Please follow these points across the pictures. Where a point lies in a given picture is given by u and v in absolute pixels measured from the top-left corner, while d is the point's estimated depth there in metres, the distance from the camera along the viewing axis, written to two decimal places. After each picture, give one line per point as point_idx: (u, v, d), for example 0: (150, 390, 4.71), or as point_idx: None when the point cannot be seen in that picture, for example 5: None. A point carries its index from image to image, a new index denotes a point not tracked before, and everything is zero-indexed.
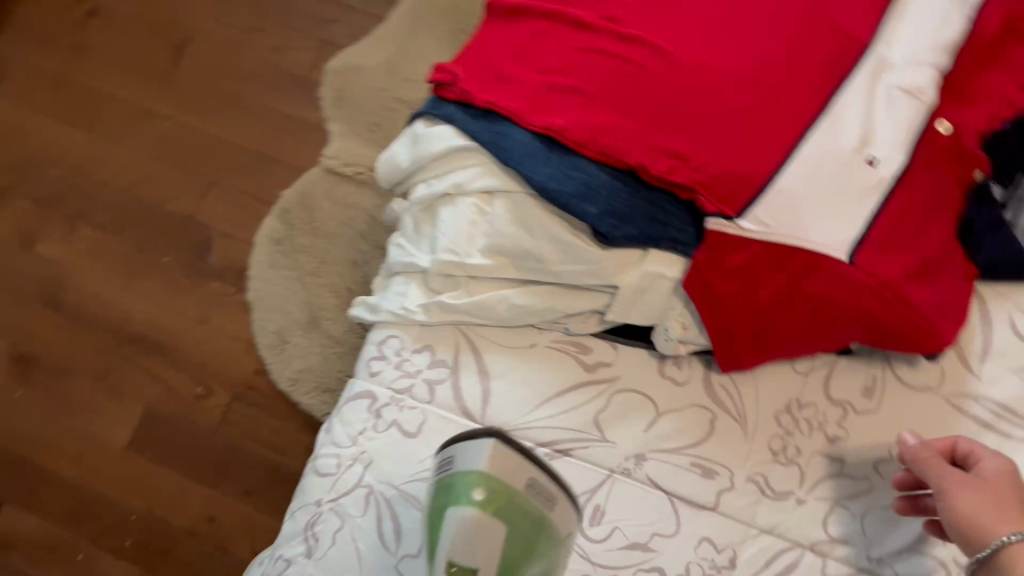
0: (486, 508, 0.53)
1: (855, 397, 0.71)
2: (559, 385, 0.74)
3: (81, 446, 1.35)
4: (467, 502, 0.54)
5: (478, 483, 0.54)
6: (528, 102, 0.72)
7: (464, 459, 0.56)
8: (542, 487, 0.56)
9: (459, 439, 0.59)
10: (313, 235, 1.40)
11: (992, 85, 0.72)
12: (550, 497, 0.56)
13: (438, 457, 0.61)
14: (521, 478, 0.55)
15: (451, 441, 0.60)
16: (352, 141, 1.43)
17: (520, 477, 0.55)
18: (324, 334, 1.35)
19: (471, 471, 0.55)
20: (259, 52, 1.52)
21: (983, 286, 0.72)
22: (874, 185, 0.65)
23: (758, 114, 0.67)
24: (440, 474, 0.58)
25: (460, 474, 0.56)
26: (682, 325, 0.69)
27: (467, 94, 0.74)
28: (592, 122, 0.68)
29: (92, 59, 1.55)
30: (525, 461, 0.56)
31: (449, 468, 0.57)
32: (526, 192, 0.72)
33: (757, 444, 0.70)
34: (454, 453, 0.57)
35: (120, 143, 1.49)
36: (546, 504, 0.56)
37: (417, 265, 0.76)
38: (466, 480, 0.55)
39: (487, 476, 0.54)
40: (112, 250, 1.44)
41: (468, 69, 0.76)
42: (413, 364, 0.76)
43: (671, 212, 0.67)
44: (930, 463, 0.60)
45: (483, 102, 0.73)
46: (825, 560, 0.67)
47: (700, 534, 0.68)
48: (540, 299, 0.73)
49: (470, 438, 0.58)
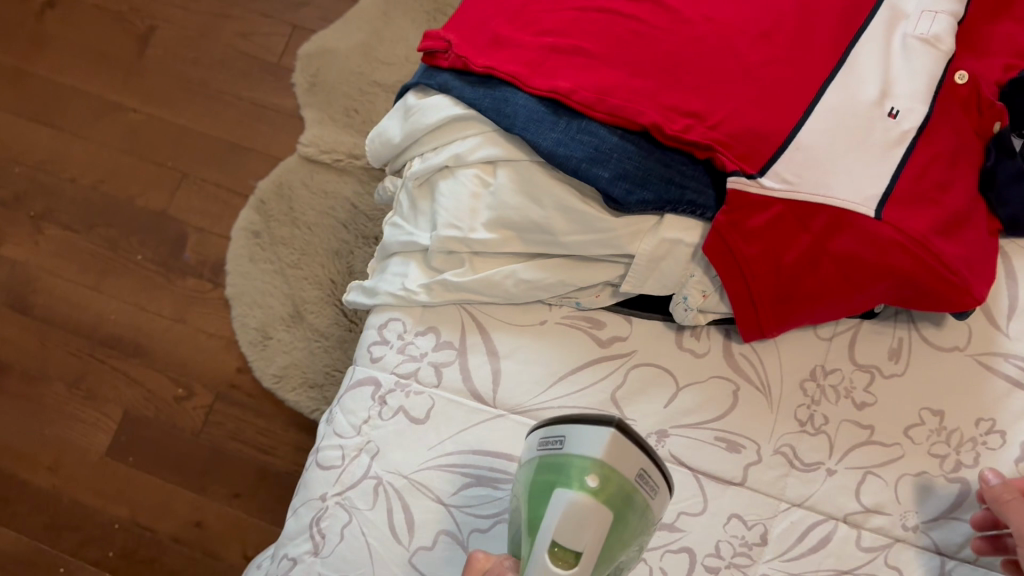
0: (599, 495, 0.51)
1: (881, 361, 0.68)
2: (573, 362, 0.70)
3: (59, 455, 1.29)
4: (579, 487, 0.51)
5: (594, 469, 0.52)
6: (530, 66, 0.68)
7: (578, 442, 0.54)
8: (648, 476, 0.54)
9: (567, 420, 0.57)
10: (292, 226, 1.35)
11: (1004, 34, 0.70)
12: (654, 486, 0.55)
13: (540, 435, 0.59)
14: (634, 467, 0.53)
15: (559, 420, 0.57)
16: (329, 128, 1.39)
17: (634, 464, 0.52)
18: (309, 328, 1.31)
19: (586, 456, 0.52)
20: (227, 38, 1.46)
21: (1006, 242, 0.70)
22: (897, 138, 0.63)
23: (774, 69, 0.64)
24: (549, 453, 0.56)
25: (574, 457, 0.53)
26: (702, 294, 0.66)
27: (464, 60, 0.71)
28: (601, 84, 0.65)
29: (52, 52, 1.48)
30: (638, 450, 0.53)
31: (560, 448, 0.55)
32: (530, 160, 0.68)
33: (783, 414, 0.67)
34: (567, 432, 0.55)
35: (85, 138, 1.43)
36: (649, 493, 0.54)
37: (417, 243, 0.73)
38: (581, 466, 0.52)
39: (605, 463, 0.52)
40: (82, 250, 1.38)
41: (464, 36, 0.73)
42: (417, 347, 0.72)
43: (687, 174, 0.64)
44: (1010, 506, 0.59)
45: (481, 67, 0.70)
46: (859, 531, 0.64)
47: (729, 510, 0.65)
48: (550, 272, 0.69)
49: (586, 419, 0.55)
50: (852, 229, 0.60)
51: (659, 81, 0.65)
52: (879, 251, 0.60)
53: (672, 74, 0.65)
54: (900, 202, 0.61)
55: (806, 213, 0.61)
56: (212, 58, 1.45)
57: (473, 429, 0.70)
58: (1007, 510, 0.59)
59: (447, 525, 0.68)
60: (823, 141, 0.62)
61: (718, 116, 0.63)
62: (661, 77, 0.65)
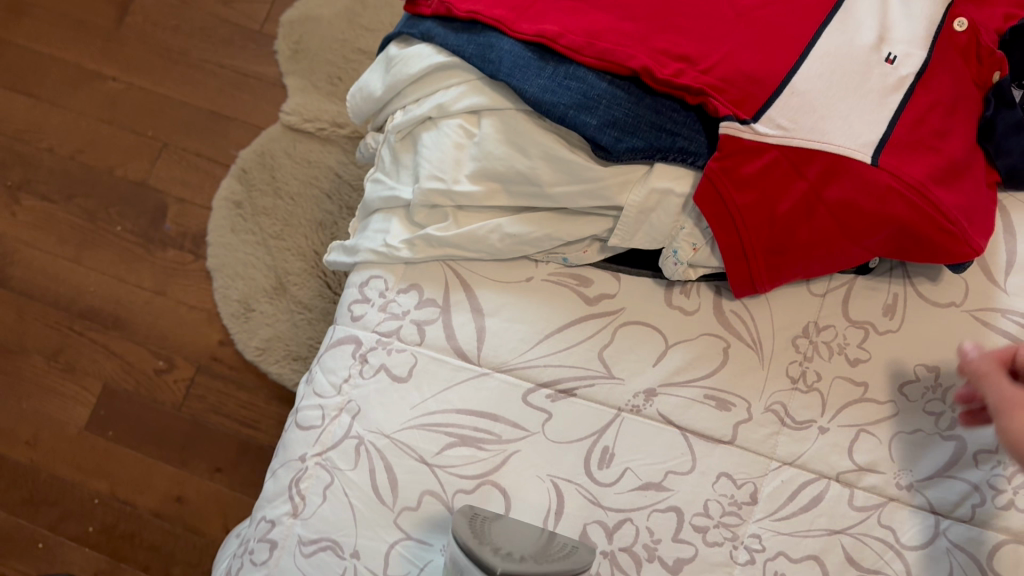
0: None
1: (876, 317, 0.66)
2: (559, 319, 0.68)
3: (37, 429, 1.27)
4: None
5: None
6: (515, 11, 0.66)
7: None
8: None
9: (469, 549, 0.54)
10: (275, 196, 1.32)
11: None
12: None
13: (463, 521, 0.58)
14: None
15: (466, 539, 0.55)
16: (312, 96, 1.36)
17: None
18: (292, 300, 1.28)
19: None
20: (208, 5, 1.43)
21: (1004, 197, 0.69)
22: (893, 84, 0.61)
23: (767, 13, 0.62)
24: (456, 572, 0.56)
25: None
26: (692, 247, 0.64)
27: (447, 6, 0.69)
28: (588, 27, 0.63)
29: (29, 19, 1.44)
30: None
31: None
32: (517, 109, 0.66)
33: (775, 371, 0.66)
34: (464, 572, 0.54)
35: (63, 107, 1.40)
36: None
37: (399, 198, 0.70)
38: None
39: None
40: (60, 221, 1.35)
41: None
42: (399, 305, 0.70)
43: (679, 120, 0.62)
44: (986, 378, 0.54)
45: (465, 12, 0.68)
46: (852, 490, 0.63)
47: (718, 469, 0.64)
48: (535, 225, 0.67)
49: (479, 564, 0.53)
50: (850, 177, 0.59)
51: (650, 26, 0.63)
52: (876, 198, 0.59)
53: (663, 18, 0.63)
54: (897, 149, 0.59)
55: (802, 159, 0.59)
56: (193, 26, 1.42)
57: (456, 388, 0.67)
58: (984, 383, 0.55)
59: (430, 485, 0.65)
60: (819, 86, 0.60)
61: (711, 61, 0.61)
62: (652, 22, 0.63)
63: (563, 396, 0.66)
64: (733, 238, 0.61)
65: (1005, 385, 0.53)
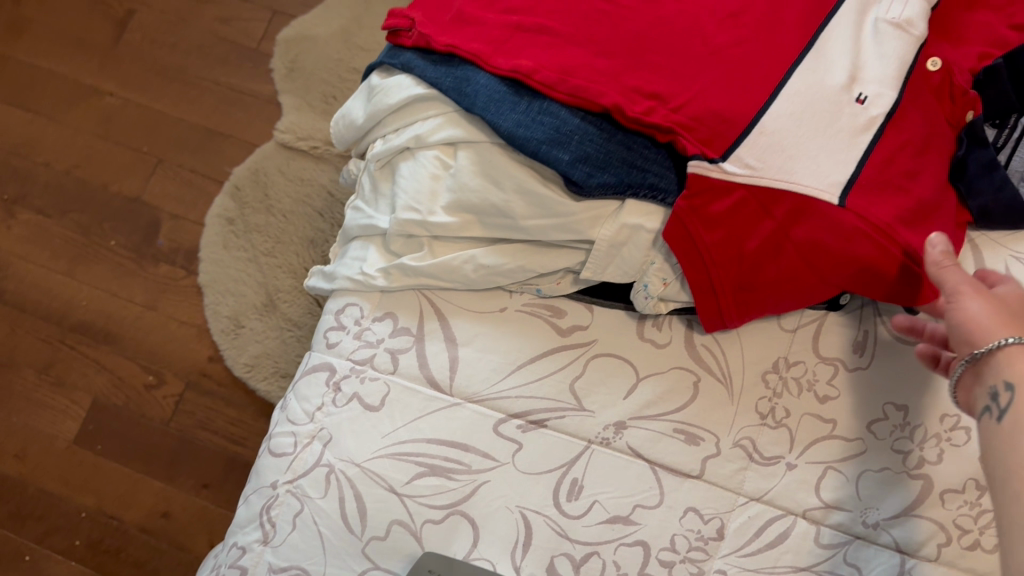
0: None
1: (845, 354, 0.67)
2: (532, 350, 0.69)
3: (26, 442, 1.27)
4: None
5: None
6: (492, 45, 0.67)
7: None
8: None
9: None
10: (266, 214, 1.33)
11: (980, 22, 0.68)
12: None
13: None
14: None
15: None
16: (307, 115, 1.37)
17: None
18: (281, 317, 1.29)
19: None
20: (205, 23, 1.44)
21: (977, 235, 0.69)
22: (864, 124, 0.61)
23: (739, 51, 0.63)
24: None
25: None
26: (663, 282, 0.65)
27: (426, 38, 0.69)
28: (563, 64, 0.64)
29: (29, 35, 1.46)
30: None
31: None
32: (492, 142, 0.66)
33: (744, 406, 0.66)
34: None
35: (61, 122, 1.41)
36: None
37: (377, 227, 0.71)
38: None
39: None
40: (55, 235, 1.36)
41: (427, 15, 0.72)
42: (374, 333, 0.70)
43: (649, 157, 0.63)
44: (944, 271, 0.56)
45: (442, 45, 0.68)
46: (818, 528, 0.63)
47: (686, 504, 0.64)
48: (509, 257, 0.67)
49: None
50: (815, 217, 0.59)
51: (623, 62, 0.63)
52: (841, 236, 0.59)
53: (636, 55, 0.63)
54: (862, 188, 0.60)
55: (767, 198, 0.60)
56: (191, 43, 1.43)
57: (429, 417, 0.67)
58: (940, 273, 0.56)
59: (399, 515, 0.66)
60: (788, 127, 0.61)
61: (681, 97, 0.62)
62: (625, 58, 0.63)
63: (534, 428, 0.67)
64: (702, 273, 0.61)
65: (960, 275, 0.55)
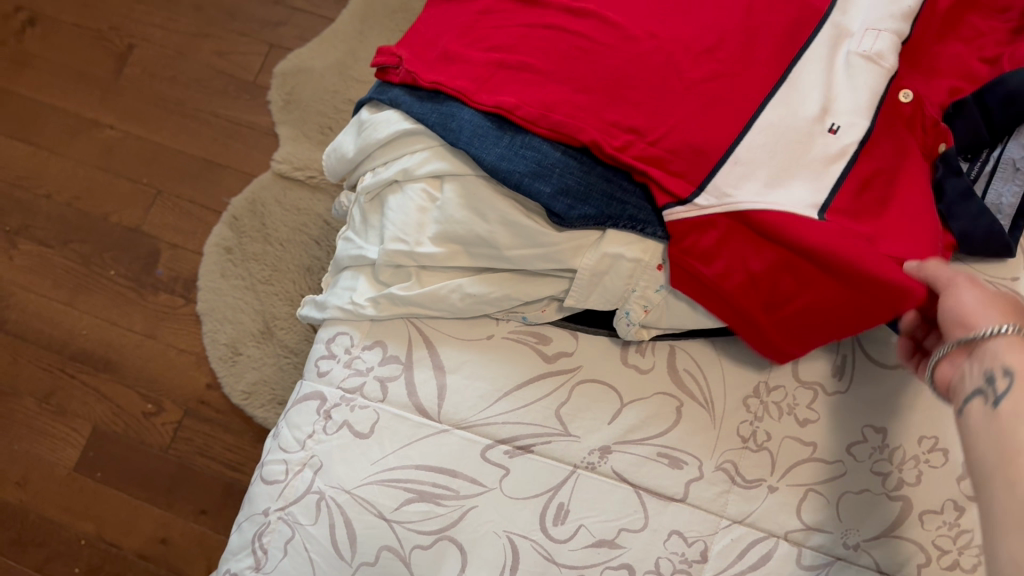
0: None
1: (825, 378, 0.68)
2: (518, 377, 0.70)
3: (27, 470, 1.29)
4: None
5: None
6: (476, 81, 0.69)
7: None
8: None
9: None
10: (264, 242, 1.35)
11: (952, 55, 0.70)
12: None
13: None
14: None
15: None
16: (303, 145, 1.39)
17: None
18: (278, 345, 1.30)
19: None
20: (204, 56, 1.47)
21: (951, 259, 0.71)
22: (835, 151, 0.63)
23: (714, 86, 0.65)
24: None
25: None
26: (644, 310, 0.66)
27: (412, 74, 0.72)
28: (544, 99, 0.66)
29: (31, 69, 1.49)
30: None
31: None
32: (476, 174, 0.68)
33: (726, 431, 0.67)
34: None
35: (62, 154, 1.44)
36: None
37: (365, 257, 0.72)
38: None
39: None
40: (56, 265, 1.38)
41: (413, 52, 0.74)
42: (364, 362, 0.72)
43: (628, 190, 0.64)
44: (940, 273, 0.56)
45: (428, 81, 0.70)
46: (800, 549, 0.64)
47: (670, 527, 0.65)
48: (494, 286, 0.69)
49: None
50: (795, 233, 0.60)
51: (602, 97, 0.65)
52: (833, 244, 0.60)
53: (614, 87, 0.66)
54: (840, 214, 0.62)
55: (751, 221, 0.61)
56: (190, 76, 1.46)
57: (417, 444, 0.69)
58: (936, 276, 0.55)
59: (389, 541, 0.67)
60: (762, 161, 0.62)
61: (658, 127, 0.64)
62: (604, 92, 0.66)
63: (521, 453, 0.68)
64: (727, 306, 0.63)
65: (956, 276, 0.54)
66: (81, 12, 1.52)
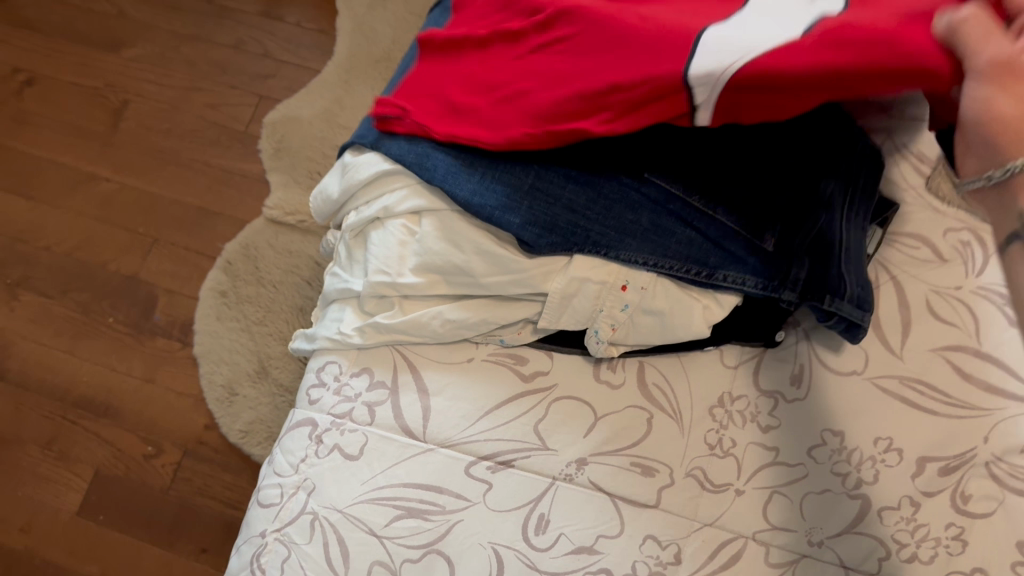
0: None
1: (784, 386, 0.73)
2: (498, 396, 0.74)
3: (30, 515, 1.31)
4: None
5: None
6: (486, 121, 0.72)
7: None
8: None
9: None
10: (258, 285, 1.40)
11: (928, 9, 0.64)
12: None
13: None
14: None
15: None
16: (293, 191, 1.45)
17: None
18: (273, 384, 1.35)
19: None
20: (196, 109, 1.53)
21: (899, 271, 0.75)
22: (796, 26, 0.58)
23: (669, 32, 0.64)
24: None
25: None
26: (611, 327, 0.71)
27: (422, 127, 0.75)
28: (546, 112, 0.68)
29: (30, 127, 1.55)
30: None
31: None
32: (451, 209, 0.73)
33: (694, 439, 0.72)
34: None
35: (60, 207, 1.49)
36: None
37: (351, 290, 0.77)
38: None
39: None
40: (56, 314, 1.42)
41: (417, 104, 0.78)
42: (352, 388, 0.76)
43: (592, 217, 0.69)
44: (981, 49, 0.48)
45: (441, 134, 0.74)
46: (767, 548, 0.68)
47: (644, 532, 0.69)
48: (472, 311, 0.74)
49: None
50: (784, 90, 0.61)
51: (595, 102, 0.66)
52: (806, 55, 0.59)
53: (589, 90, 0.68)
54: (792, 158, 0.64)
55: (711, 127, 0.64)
56: (183, 129, 1.52)
57: (404, 463, 0.73)
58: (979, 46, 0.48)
59: (380, 556, 0.71)
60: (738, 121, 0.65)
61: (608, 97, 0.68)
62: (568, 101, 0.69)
63: (502, 468, 0.72)
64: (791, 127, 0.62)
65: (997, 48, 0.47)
66: (78, 71, 1.58)
